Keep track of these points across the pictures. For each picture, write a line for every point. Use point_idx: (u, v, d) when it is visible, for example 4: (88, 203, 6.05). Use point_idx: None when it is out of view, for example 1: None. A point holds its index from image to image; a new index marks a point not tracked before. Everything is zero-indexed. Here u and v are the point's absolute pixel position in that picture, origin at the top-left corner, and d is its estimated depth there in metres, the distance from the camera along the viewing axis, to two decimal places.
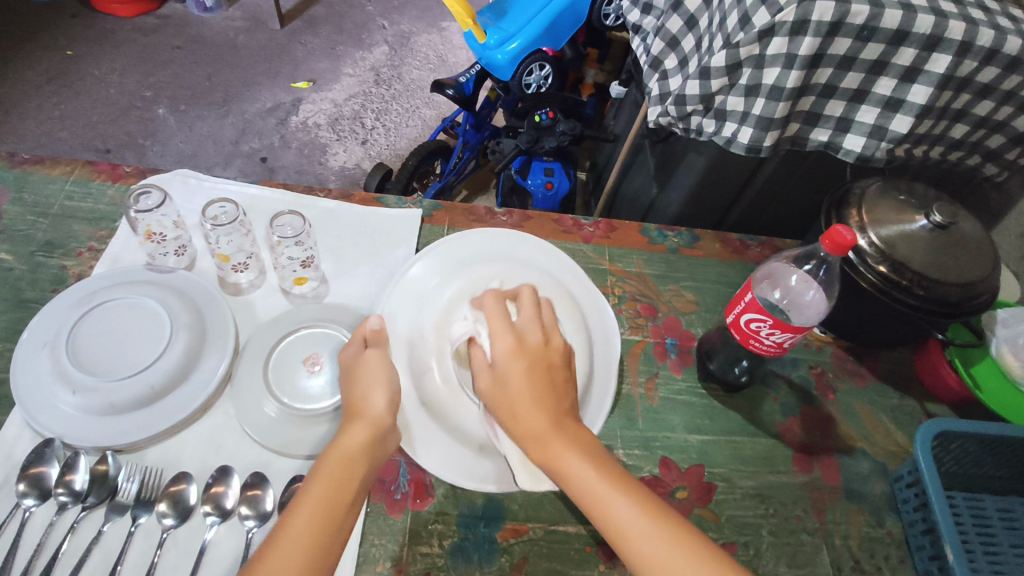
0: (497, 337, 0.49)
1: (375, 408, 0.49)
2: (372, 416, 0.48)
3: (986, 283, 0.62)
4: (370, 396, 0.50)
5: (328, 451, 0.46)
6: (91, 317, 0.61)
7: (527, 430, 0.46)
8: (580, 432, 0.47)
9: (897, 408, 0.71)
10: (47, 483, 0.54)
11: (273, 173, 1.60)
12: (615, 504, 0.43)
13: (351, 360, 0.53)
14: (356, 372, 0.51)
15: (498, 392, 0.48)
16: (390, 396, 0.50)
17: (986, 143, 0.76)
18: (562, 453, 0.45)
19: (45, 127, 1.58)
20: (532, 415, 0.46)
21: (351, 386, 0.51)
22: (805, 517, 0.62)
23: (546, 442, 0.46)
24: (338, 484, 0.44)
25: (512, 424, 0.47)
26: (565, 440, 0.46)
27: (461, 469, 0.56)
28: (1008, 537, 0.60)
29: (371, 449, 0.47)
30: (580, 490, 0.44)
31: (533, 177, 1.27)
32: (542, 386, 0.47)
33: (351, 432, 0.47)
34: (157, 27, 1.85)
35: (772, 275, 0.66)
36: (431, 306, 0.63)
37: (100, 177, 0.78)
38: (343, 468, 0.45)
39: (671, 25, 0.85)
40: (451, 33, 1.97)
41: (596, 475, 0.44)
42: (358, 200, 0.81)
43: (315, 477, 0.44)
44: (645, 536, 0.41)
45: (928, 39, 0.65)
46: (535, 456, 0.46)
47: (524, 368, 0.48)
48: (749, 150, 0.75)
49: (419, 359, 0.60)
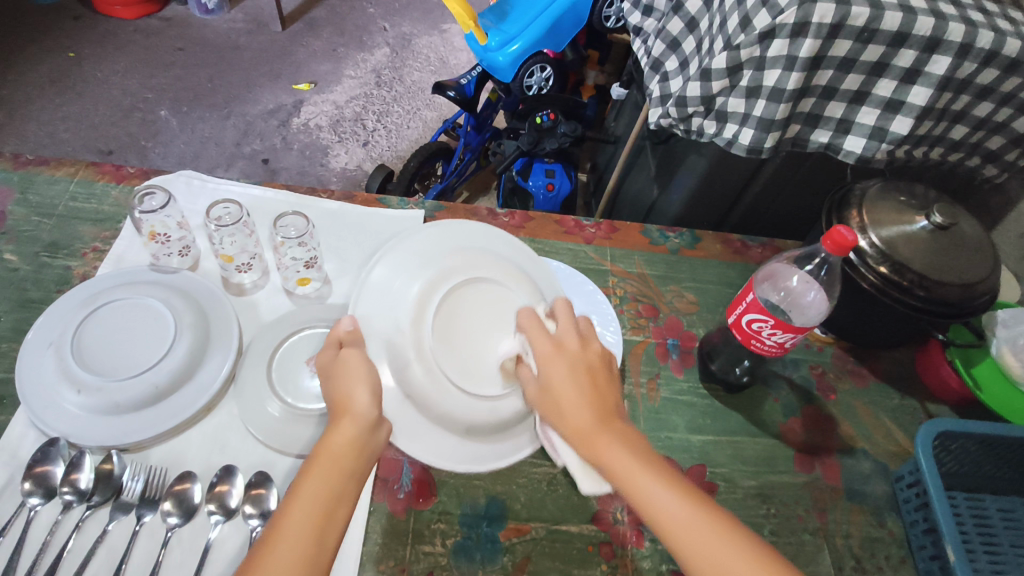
0: (537, 343, 0.51)
1: (359, 403, 0.47)
2: (357, 414, 0.47)
3: (987, 283, 0.63)
4: (354, 393, 0.48)
5: (316, 451, 0.45)
6: (95, 317, 0.61)
7: (574, 429, 0.46)
8: (628, 432, 0.46)
9: (897, 408, 0.71)
10: (51, 482, 0.55)
11: (274, 174, 1.60)
12: (658, 495, 0.42)
13: (328, 364, 0.51)
14: (337, 372, 0.50)
15: (545, 394, 0.49)
16: (375, 391, 0.48)
17: (985, 144, 0.76)
18: (610, 450, 0.45)
19: (47, 129, 1.59)
20: (577, 413, 0.46)
21: (334, 386, 0.49)
22: (806, 517, 0.62)
23: (594, 440, 0.45)
24: (326, 486, 0.43)
25: (560, 425, 0.47)
26: (613, 436, 0.45)
27: (450, 454, 0.56)
28: (1008, 537, 0.60)
29: (359, 447, 0.46)
30: (628, 485, 0.43)
31: (534, 179, 1.28)
32: (583, 385, 0.48)
33: (337, 431, 0.45)
34: (159, 29, 1.85)
35: (772, 276, 0.66)
36: (401, 302, 0.59)
37: (103, 178, 0.79)
38: (331, 470, 0.44)
39: (671, 27, 0.85)
40: (452, 35, 1.97)
41: (642, 470, 0.43)
42: (361, 201, 0.81)
43: (304, 479, 0.43)
44: (694, 531, 0.41)
45: (928, 41, 0.65)
46: (586, 456, 0.46)
47: (566, 369, 0.48)
48: (749, 151, 0.76)
49: (397, 354, 0.57)
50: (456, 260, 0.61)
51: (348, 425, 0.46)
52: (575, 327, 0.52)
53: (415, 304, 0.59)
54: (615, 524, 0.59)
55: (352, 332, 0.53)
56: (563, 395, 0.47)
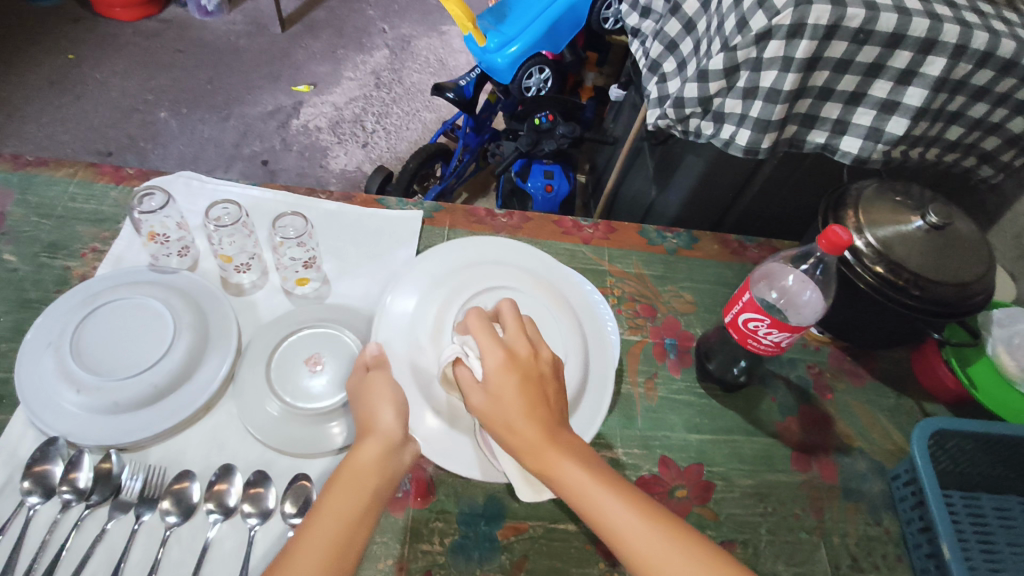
0: (486, 355, 0.47)
1: (386, 424, 0.48)
2: (382, 431, 0.48)
3: (982, 282, 0.63)
4: (381, 411, 0.49)
5: (341, 466, 0.46)
6: (94, 317, 0.61)
7: (523, 445, 0.45)
8: (577, 443, 0.46)
9: (894, 407, 0.72)
10: (50, 481, 0.55)
11: (273, 175, 1.61)
12: (614, 512, 0.43)
13: (357, 385, 0.52)
14: (365, 391, 0.51)
15: (491, 405, 0.46)
16: (399, 408, 0.50)
17: (981, 145, 0.77)
18: (561, 462, 0.44)
19: (47, 131, 1.59)
20: (527, 428, 0.45)
21: (360, 404, 0.51)
22: (803, 516, 0.62)
23: (544, 453, 0.45)
24: (349, 500, 0.44)
25: (506, 440, 0.46)
26: (563, 449, 0.45)
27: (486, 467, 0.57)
28: (1004, 536, 0.60)
29: (382, 463, 0.47)
30: (581, 502, 0.44)
31: (533, 180, 1.28)
32: (533, 399, 0.46)
33: (363, 447, 0.47)
34: (158, 31, 1.86)
35: (769, 275, 0.66)
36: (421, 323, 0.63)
37: (103, 179, 0.79)
38: (354, 485, 0.45)
39: (669, 29, 0.86)
40: (451, 37, 1.98)
41: (597, 483, 0.44)
42: (359, 201, 0.81)
43: (328, 493, 0.45)
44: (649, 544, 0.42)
45: (923, 42, 0.65)
46: (534, 470, 0.45)
47: (516, 381, 0.46)
48: (747, 151, 0.76)
49: (423, 371, 0.60)
50: (467, 277, 0.65)
51: (371, 441, 0.47)
52: (525, 332, 0.49)
53: (432, 324, 0.62)
54: None
55: (376, 355, 0.54)
56: (511, 411, 0.45)
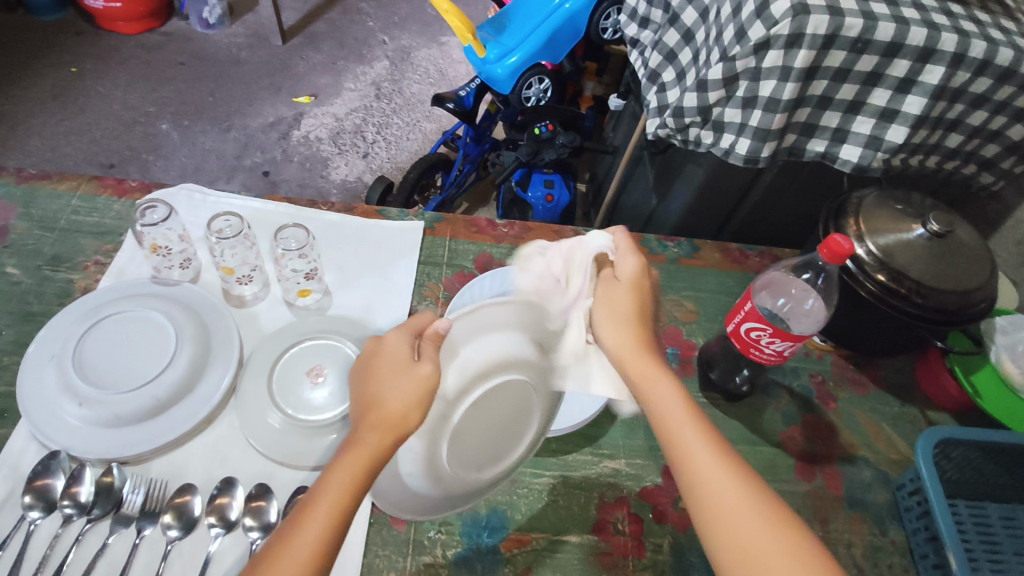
0: (623, 260, 0.58)
1: (406, 421, 0.46)
2: (389, 423, 0.46)
3: (984, 290, 0.63)
4: (408, 410, 0.46)
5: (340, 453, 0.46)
6: (96, 330, 0.61)
7: (625, 354, 0.53)
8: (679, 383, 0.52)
9: (897, 416, 0.71)
10: (52, 495, 0.55)
11: (275, 186, 1.61)
12: (697, 450, 0.46)
13: (398, 354, 0.49)
14: (394, 373, 0.48)
15: (604, 304, 0.56)
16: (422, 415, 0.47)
17: (980, 152, 0.77)
18: (658, 386, 0.51)
19: (50, 143, 1.60)
20: (636, 351, 0.53)
21: (386, 381, 0.48)
22: (808, 526, 0.62)
23: (648, 373, 0.52)
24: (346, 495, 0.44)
25: (612, 340, 0.55)
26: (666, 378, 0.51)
27: (403, 494, 0.54)
28: (1011, 545, 0.60)
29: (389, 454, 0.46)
30: (667, 427, 0.48)
31: (533, 190, 1.28)
32: (642, 324, 0.55)
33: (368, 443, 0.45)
34: (160, 44, 1.88)
35: (771, 285, 0.66)
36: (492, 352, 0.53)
37: (105, 192, 0.79)
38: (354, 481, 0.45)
39: (668, 39, 0.87)
40: (451, 48, 2.00)
41: (687, 416, 0.49)
42: (361, 212, 0.81)
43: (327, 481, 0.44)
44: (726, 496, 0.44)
45: (921, 51, 0.66)
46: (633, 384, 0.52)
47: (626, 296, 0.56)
48: (746, 160, 0.77)
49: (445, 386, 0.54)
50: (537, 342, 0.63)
51: (382, 433, 0.46)
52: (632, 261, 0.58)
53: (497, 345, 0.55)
54: (617, 534, 0.59)
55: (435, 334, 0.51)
56: (624, 313, 0.55)
